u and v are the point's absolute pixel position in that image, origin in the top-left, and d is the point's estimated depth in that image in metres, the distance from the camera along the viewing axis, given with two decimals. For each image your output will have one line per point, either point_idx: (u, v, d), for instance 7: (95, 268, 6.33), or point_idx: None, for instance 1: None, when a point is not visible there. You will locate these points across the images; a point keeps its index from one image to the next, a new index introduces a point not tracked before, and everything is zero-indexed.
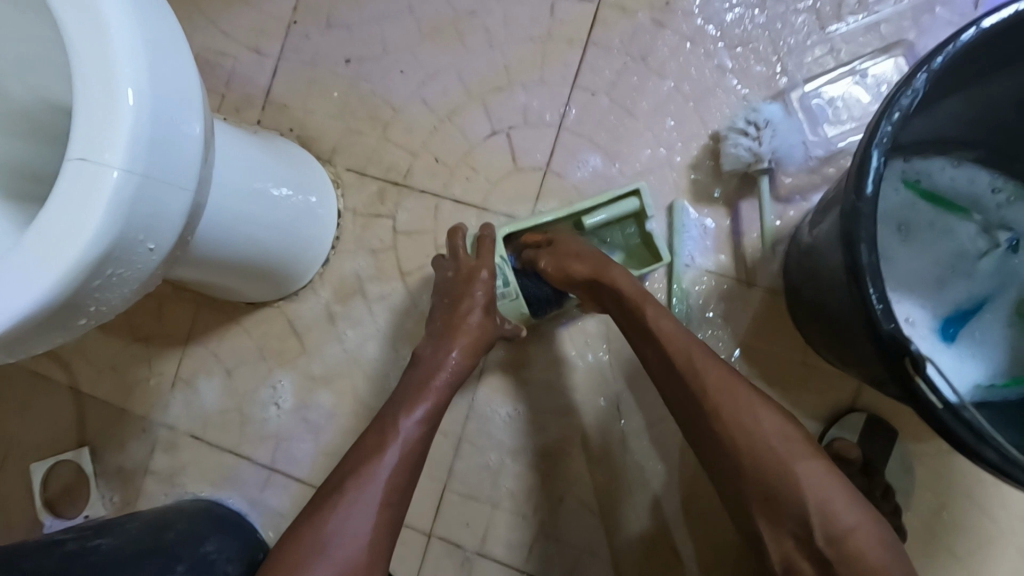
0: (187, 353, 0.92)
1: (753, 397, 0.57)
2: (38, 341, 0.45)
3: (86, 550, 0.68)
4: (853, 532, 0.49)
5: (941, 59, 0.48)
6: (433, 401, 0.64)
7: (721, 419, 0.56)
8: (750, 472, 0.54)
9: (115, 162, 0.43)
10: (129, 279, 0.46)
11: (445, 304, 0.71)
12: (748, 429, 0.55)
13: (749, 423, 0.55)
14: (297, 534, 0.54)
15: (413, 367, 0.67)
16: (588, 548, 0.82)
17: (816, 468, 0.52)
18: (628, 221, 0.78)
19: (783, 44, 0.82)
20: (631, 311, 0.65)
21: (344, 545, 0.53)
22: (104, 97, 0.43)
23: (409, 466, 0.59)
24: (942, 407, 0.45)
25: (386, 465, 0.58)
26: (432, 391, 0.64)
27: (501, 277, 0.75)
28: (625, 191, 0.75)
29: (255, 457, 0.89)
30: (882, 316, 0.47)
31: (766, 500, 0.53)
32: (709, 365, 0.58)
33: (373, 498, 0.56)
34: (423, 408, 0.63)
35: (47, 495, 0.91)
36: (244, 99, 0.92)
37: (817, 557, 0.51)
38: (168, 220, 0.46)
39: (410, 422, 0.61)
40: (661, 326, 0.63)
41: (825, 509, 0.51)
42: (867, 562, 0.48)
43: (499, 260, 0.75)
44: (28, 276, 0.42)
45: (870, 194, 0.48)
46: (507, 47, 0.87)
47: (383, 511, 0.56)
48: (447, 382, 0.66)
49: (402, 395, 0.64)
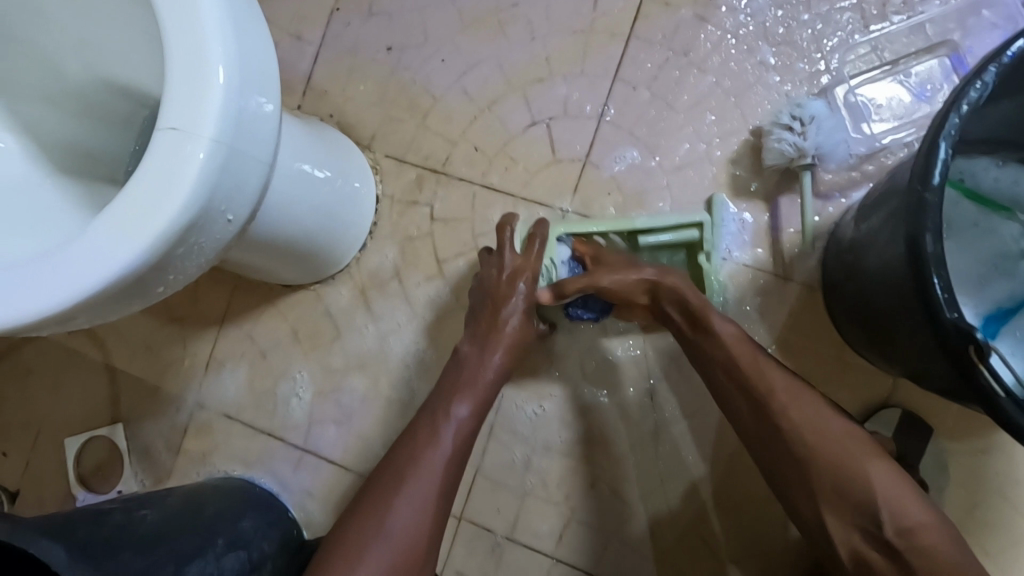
0: (222, 335, 0.93)
1: (818, 399, 0.59)
2: (114, 309, 0.46)
3: (133, 520, 0.67)
4: (922, 529, 0.51)
5: (1012, 53, 0.48)
6: (474, 398, 0.65)
7: (792, 418, 0.58)
8: (815, 465, 0.56)
9: (204, 133, 0.43)
10: (206, 249, 0.47)
11: (484, 304, 0.71)
12: (815, 426, 0.57)
13: (816, 421, 0.57)
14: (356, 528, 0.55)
15: (462, 367, 0.68)
16: (617, 536, 0.82)
17: (885, 466, 0.54)
18: (680, 248, 0.80)
19: (826, 42, 0.82)
20: (695, 318, 0.67)
21: (389, 538, 0.55)
22: (194, 72, 0.44)
23: (459, 462, 0.61)
24: (1005, 395, 0.45)
25: (432, 456, 0.60)
26: (480, 387, 0.66)
27: (545, 277, 0.77)
28: (689, 221, 0.77)
29: (287, 438, 0.90)
30: (945, 306, 0.48)
31: (839, 495, 0.54)
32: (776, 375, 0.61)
33: (426, 491, 0.58)
34: (469, 403, 0.64)
35: (81, 470, 0.92)
36: (285, 83, 0.93)
37: (889, 551, 0.51)
38: (246, 192, 0.47)
39: (460, 413, 0.63)
40: (723, 332, 0.65)
41: (895, 503, 0.52)
42: (939, 555, 0.49)
43: (546, 261, 0.76)
44: (114, 242, 0.43)
45: (937, 185, 0.48)
46: (547, 38, 0.88)
47: (436, 505, 0.58)
48: (491, 380, 0.67)
49: (446, 388, 0.66)
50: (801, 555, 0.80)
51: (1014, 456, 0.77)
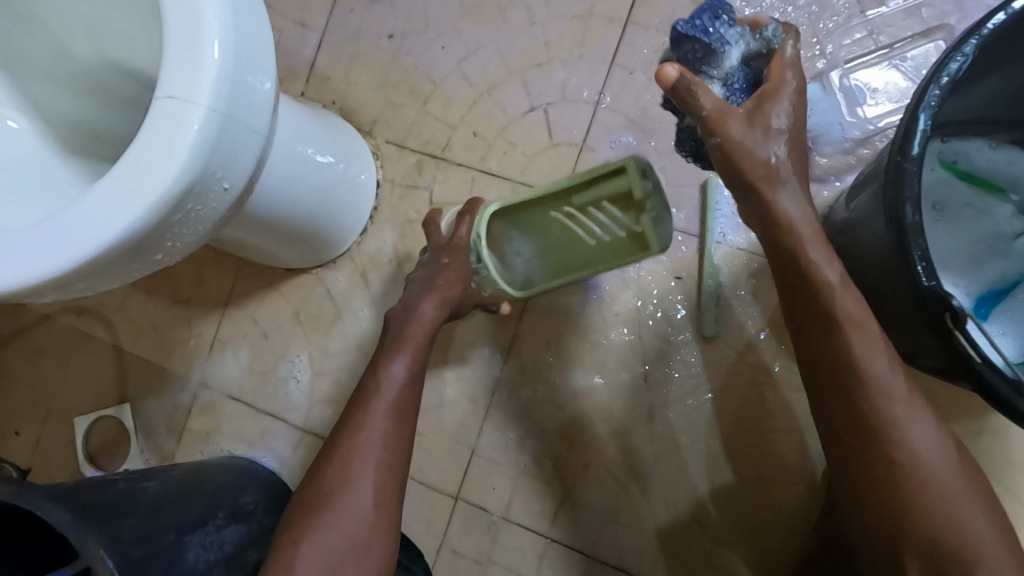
0: (226, 317, 0.95)
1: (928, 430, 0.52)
2: (113, 275, 0.48)
3: (136, 489, 0.69)
4: None
5: (991, 27, 0.50)
6: (413, 349, 0.66)
7: (892, 453, 0.51)
8: (916, 513, 0.49)
9: (201, 101, 0.45)
10: (203, 217, 0.49)
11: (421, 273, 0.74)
12: (918, 464, 0.50)
13: (922, 460, 0.51)
14: (325, 484, 0.58)
15: (406, 324, 0.68)
16: (612, 516, 0.83)
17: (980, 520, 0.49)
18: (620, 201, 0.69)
19: (822, 27, 0.82)
20: (817, 295, 0.55)
21: (353, 495, 0.57)
22: (192, 44, 0.46)
23: (401, 416, 0.62)
24: (979, 360, 0.47)
25: (380, 402, 0.62)
26: (414, 341, 0.67)
27: (475, 252, 0.73)
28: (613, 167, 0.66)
29: (288, 418, 0.92)
30: (922, 274, 0.49)
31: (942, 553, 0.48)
32: (917, 436, 0.51)
33: (370, 449, 0.59)
34: (405, 357, 0.65)
35: (89, 448, 0.95)
36: (289, 70, 0.94)
37: None
38: (242, 162, 0.49)
39: (396, 371, 0.64)
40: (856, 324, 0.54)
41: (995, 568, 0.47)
42: None
43: (475, 238, 0.73)
44: (113, 207, 0.44)
45: (916, 155, 0.49)
46: (547, 24, 0.89)
47: (383, 460, 0.59)
48: (427, 332, 0.68)
49: (385, 348, 0.67)
50: (789, 533, 0.80)
51: (1008, 438, 0.77)
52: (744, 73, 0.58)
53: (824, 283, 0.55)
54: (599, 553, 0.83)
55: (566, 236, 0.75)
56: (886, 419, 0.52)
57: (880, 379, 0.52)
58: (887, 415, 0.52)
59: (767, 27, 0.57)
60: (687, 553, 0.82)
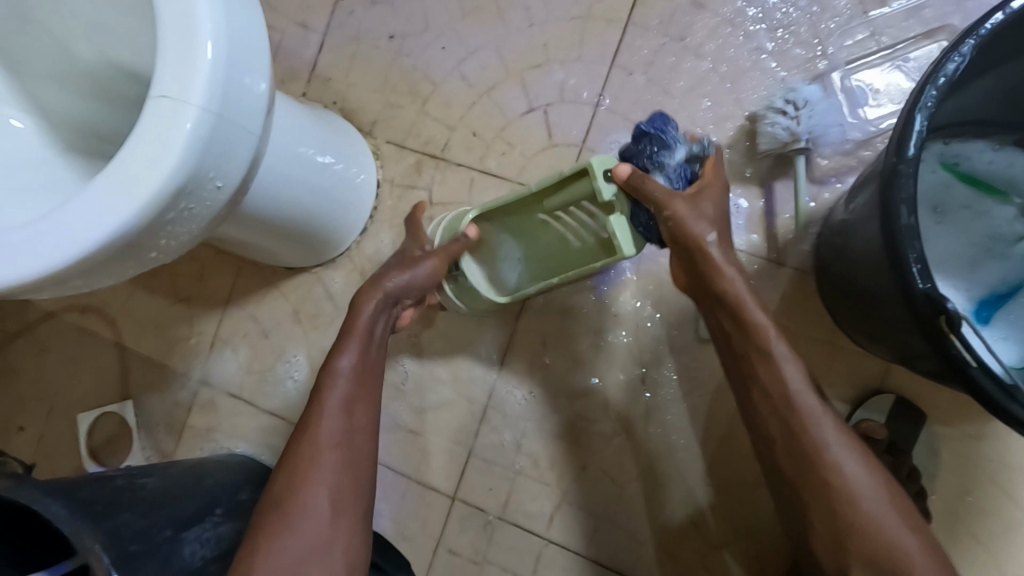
0: (227, 315, 0.95)
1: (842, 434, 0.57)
2: (107, 272, 0.49)
3: (134, 485, 0.69)
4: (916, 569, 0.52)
5: (988, 27, 0.50)
6: (363, 344, 0.65)
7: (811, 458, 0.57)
8: (831, 505, 0.56)
9: (194, 101, 0.45)
10: (197, 215, 0.49)
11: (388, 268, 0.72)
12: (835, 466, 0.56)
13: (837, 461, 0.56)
14: (280, 488, 0.58)
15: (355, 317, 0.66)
16: (608, 518, 0.83)
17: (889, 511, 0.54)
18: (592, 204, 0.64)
19: (824, 28, 0.82)
20: (749, 332, 0.61)
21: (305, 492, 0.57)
22: (186, 44, 0.46)
23: (353, 408, 0.62)
24: (975, 364, 0.47)
25: (333, 404, 0.61)
26: (364, 333, 0.65)
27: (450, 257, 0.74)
28: (573, 172, 0.61)
29: (287, 417, 0.92)
30: (916, 276, 0.49)
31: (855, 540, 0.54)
32: (845, 459, 0.56)
33: (325, 444, 0.60)
34: (354, 350, 0.64)
35: (92, 444, 0.96)
36: (290, 71, 0.95)
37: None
38: (235, 160, 0.49)
39: (345, 364, 0.63)
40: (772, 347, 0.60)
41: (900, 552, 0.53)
42: None
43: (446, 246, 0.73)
44: (107, 206, 0.45)
45: (911, 156, 0.49)
46: (546, 25, 0.89)
47: (338, 452, 0.60)
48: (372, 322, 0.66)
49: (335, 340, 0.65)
50: (787, 536, 0.80)
51: (1009, 443, 0.76)
52: (688, 165, 0.64)
53: (751, 321, 0.61)
54: (596, 554, 0.83)
55: (552, 237, 0.71)
56: (806, 434, 0.57)
57: (807, 408, 0.58)
58: (818, 441, 0.57)
59: (704, 139, 0.65)
60: (683, 556, 0.81)
